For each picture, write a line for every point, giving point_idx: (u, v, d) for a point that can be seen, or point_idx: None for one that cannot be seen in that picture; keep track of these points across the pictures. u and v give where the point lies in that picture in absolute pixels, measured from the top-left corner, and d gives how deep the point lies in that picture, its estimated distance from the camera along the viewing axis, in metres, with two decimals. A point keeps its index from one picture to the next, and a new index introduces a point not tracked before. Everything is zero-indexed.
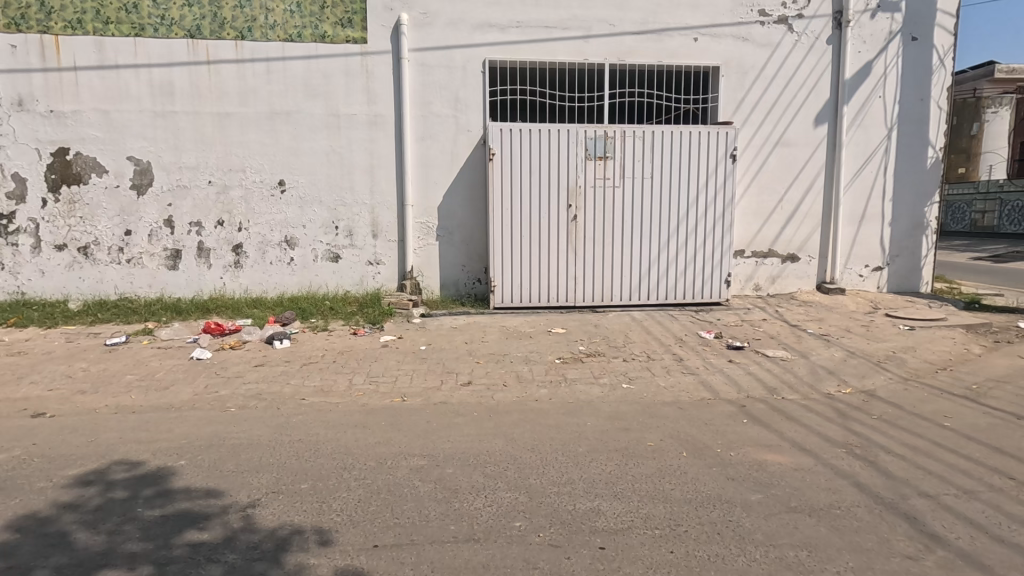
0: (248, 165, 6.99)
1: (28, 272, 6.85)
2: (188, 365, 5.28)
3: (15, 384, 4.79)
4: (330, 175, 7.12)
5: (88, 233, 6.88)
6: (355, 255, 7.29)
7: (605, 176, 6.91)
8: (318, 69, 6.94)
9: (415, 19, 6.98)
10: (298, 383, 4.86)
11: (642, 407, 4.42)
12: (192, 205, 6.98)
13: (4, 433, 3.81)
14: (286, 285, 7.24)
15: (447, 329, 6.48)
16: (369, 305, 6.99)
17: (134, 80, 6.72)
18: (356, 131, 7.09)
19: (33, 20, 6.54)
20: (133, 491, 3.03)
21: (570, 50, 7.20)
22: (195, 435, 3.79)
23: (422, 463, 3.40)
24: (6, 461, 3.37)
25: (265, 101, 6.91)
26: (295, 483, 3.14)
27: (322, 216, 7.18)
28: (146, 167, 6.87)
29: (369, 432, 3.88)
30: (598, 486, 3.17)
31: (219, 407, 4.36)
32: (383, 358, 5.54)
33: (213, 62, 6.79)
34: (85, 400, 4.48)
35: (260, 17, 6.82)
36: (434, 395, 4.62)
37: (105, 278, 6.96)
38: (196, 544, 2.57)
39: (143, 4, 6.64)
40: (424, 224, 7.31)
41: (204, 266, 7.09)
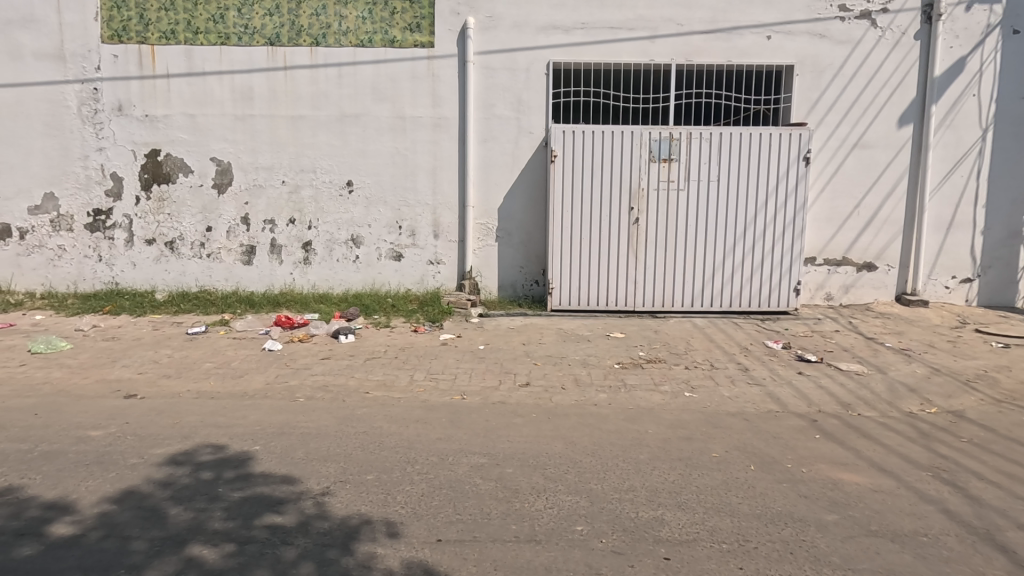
0: (319, 166, 7.29)
1: (121, 264, 7.41)
2: (260, 356, 5.55)
3: (109, 367, 5.20)
4: (395, 176, 7.32)
5: (174, 228, 7.37)
6: (416, 254, 7.45)
7: (669, 178, 6.76)
8: (386, 74, 7.15)
9: (481, 23, 7.08)
10: (362, 377, 5.01)
11: (705, 417, 4.28)
12: (266, 203, 7.36)
13: (100, 412, 4.14)
14: (350, 282, 7.50)
15: (504, 329, 6.52)
16: (429, 303, 7.14)
17: (218, 86, 7.15)
18: (421, 133, 7.25)
19: (133, 31, 7.08)
20: (214, 473, 3.21)
21: (635, 51, 7.09)
22: (267, 422, 3.98)
23: (482, 461, 3.43)
24: (103, 437, 3.66)
25: (336, 104, 7.19)
26: (361, 474, 3.24)
27: (387, 215, 7.39)
28: (226, 168, 7.29)
29: (430, 428, 3.95)
30: (660, 495, 3.10)
31: (289, 396, 4.56)
32: (442, 356, 5.63)
33: (290, 67, 7.13)
34: (170, 384, 4.81)
35: (334, 23, 7.09)
36: (493, 395, 4.66)
37: (187, 271, 7.44)
38: (272, 527, 2.69)
39: (228, 15, 7.07)
40: (485, 225, 7.39)
41: (276, 261, 7.44)
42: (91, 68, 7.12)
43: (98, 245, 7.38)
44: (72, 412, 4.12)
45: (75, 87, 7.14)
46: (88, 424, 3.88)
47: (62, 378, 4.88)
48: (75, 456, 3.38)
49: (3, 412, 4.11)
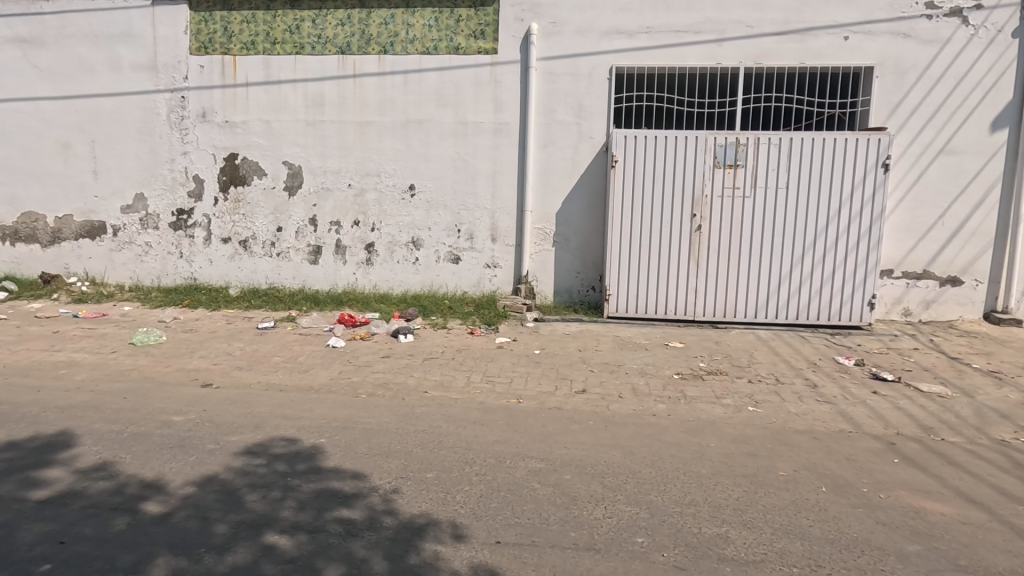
0: (383, 171, 7.52)
1: (200, 261, 7.90)
2: (324, 352, 5.76)
3: (189, 357, 5.55)
4: (455, 180, 7.45)
5: (248, 228, 7.78)
6: (474, 258, 7.55)
7: (734, 185, 6.55)
8: (450, 80, 7.30)
9: (545, 28, 7.11)
10: (421, 376, 5.11)
11: (771, 433, 4.11)
12: (333, 205, 7.65)
13: (181, 399, 4.41)
14: (409, 284, 7.68)
15: (560, 335, 6.49)
16: (485, 306, 7.21)
17: (292, 93, 7.52)
18: (482, 139, 7.35)
19: (217, 43, 7.55)
20: (284, 464, 3.36)
21: (702, 54, 6.93)
22: (331, 417, 4.12)
23: (539, 466, 3.42)
24: (185, 423, 3.91)
25: (401, 110, 7.40)
26: (421, 471, 3.30)
27: (446, 219, 7.53)
28: (297, 171, 7.63)
29: (487, 430, 3.98)
30: (724, 511, 2.99)
31: (352, 392, 4.71)
32: (498, 359, 5.66)
33: (359, 75, 7.40)
34: (243, 375, 5.07)
35: (401, 32, 7.31)
36: (549, 400, 4.64)
37: (258, 269, 7.83)
38: (338, 519, 2.79)
39: (303, 26, 7.41)
40: (542, 230, 7.40)
41: (340, 262, 7.72)
42: (180, 77, 7.64)
43: (180, 243, 7.89)
44: (155, 398, 4.42)
45: (166, 95, 7.69)
46: (171, 410, 4.15)
47: (147, 366, 5.25)
48: (160, 439, 3.62)
49: (96, 395, 4.45)
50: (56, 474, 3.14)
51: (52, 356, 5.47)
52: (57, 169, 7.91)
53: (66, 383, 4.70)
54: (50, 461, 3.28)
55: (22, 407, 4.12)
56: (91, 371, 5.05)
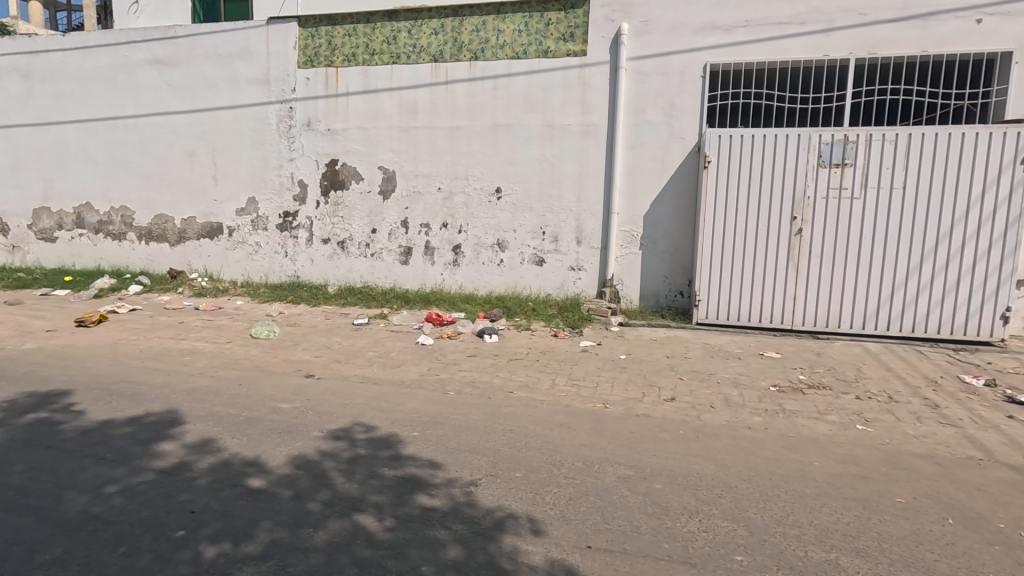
0: (471, 174, 7.71)
1: (302, 260, 8.48)
2: (415, 349, 5.99)
3: (293, 349, 5.97)
4: (541, 182, 7.48)
5: (345, 230, 8.26)
6: (558, 260, 7.54)
7: (841, 186, 6.09)
8: (539, 84, 7.34)
9: (635, 28, 6.97)
10: (506, 376, 5.18)
11: (884, 455, 3.76)
12: (423, 208, 7.95)
13: (286, 388, 4.75)
14: (494, 285, 7.80)
15: (646, 340, 6.33)
16: (568, 309, 7.18)
17: (388, 101, 7.89)
18: (569, 141, 7.33)
19: (322, 57, 8.09)
20: (377, 452, 3.52)
21: (806, 46, 6.51)
22: (422, 411, 4.27)
23: (628, 473, 3.35)
24: (290, 410, 4.20)
25: (490, 115, 7.55)
26: (509, 470, 3.33)
27: (532, 221, 7.58)
28: (391, 175, 8.00)
29: (573, 433, 3.95)
30: (832, 536, 2.78)
31: (441, 389, 4.86)
32: (583, 363, 5.61)
33: (450, 81, 7.62)
34: (340, 368, 5.38)
35: (492, 38, 7.46)
36: (636, 406, 4.54)
37: (354, 268, 8.29)
38: (428, 509, 2.87)
39: (400, 37, 7.76)
40: (628, 233, 7.26)
41: (429, 263, 8.00)
42: (289, 89, 8.24)
43: (285, 243, 8.52)
44: (264, 386, 4.78)
45: (276, 106, 8.32)
46: (279, 397, 4.48)
47: (257, 356, 5.70)
48: (270, 423, 3.92)
49: (214, 381, 4.88)
50: (183, 447, 3.48)
51: (178, 344, 6.08)
52: (184, 176, 8.79)
53: (190, 369, 5.21)
54: (178, 437, 3.64)
55: (154, 388, 4.61)
56: (210, 359, 5.56)
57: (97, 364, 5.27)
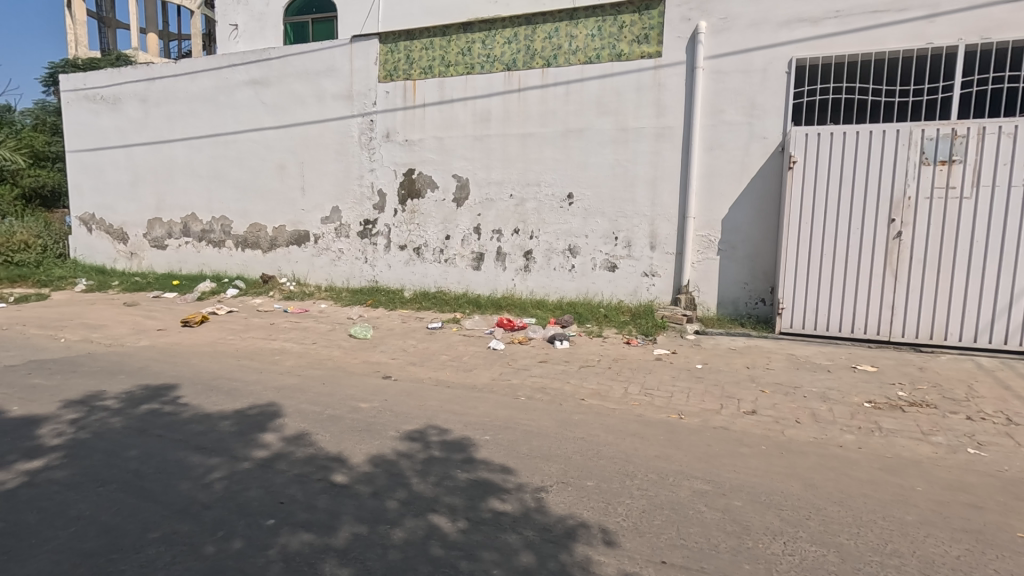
0: (543, 180, 7.74)
1: (381, 265, 8.85)
2: (487, 353, 6.07)
3: (372, 351, 6.24)
4: (614, 187, 7.38)
5: (421, 237, 8.54)
6: (631, 266, 7.40)
7: (947, 184, 5.56)
8: (612, 88, 7.26)
9: (714, 26, 6.74)
10: (578, 383, 5.13)
11: (1001, 483, 3.37)
12: (495, 215, 8.07)
13: (366, 388, 4.97)
14: (565, 291, 7.77)
15: (724, 349, 6.07)
16: (641, 315, 7.02)
17: (462, 110, 8.09)
18: (643, 144, 7.19)
19: (401, 70, 8.43)
20: (450, 454, 3.59)
21: (905, 35, 6.03)
22: (493, 416, 4.32)
23: (706, 488, 3.21)
24: (369, 409, 4.39)
25: (562, 121, 7.55)
26: (581, 478, 3.30)
27: (604, 226, 7.49)
28: (465, 183, 8.19)
29: (647, 444, 3.85)
30: (940, 570, 2.52)
31: (513, 394, 4.89)
32: (657, 371, 5.46)
33: (523, 89, 7.70)
34: (416, 370, 5.56)
35: (564, 44, 7.47)
36: (714, 418, 4.35)
37: (429, 274, 8.55)
38: (500, 513, 2.90)
39: (474, 48, 7.95)
40: (706, 238, 7.00)
41: (501, 268, 8.10)
42: (370, 103, 8.65)
43: (365, 249, 8.93)
44: (345, 386, 5.03)
45: (358, 120, 8.76)
46: (359, 397, 4.69)
47: (340, 357, 6.01)
48: (351, 422, 4.11)
49: (300, 379, 5.19)
50: (274, 440, 3.73)
51: (269, 344, 6.52)
52: (275, 187, 9.43)
53: (280, 367, 5.56)
54: (269, 431, 3.89)
55: (247, 385, 4.96)
56: (297, 358, 5.92)
57: (200, 361, 5.75)
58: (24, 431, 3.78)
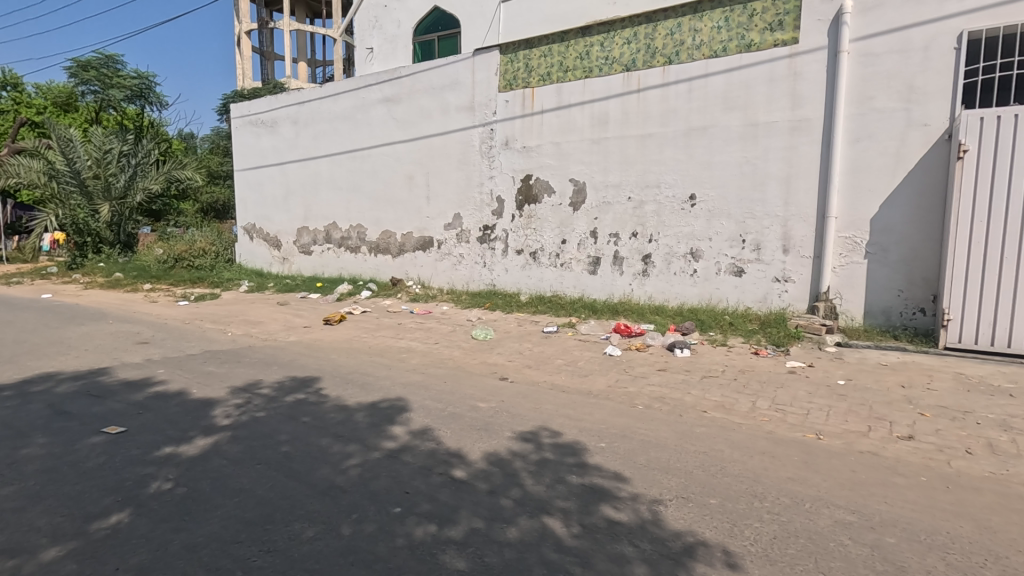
0: (663, 181, 7.47)
1: (499, 269, 9.11)
2: (603, 359, 5.98)
3: (490, 352, 6.43)
4: (742, 187, 6.92)
5: (537, 241, 8.66)
6: (760, 271, 6.89)
7: None
8: (740, 81, 6.81)
9: (862, 3, 6.06)
10: (700, 395, 4.86)
11: None
12: (613, 218, 7.94)
13: (484, 388, 5.13)
14: (686, 296, 7.43)
15: (873, 365, 5.41)
16: (772, 324, 6.50)
17: (580, 114, 8.08)
18: (776, 139, 6.65)
19: (520, 79, 8.63)
20: (564, 458, 3.59)
21: None
22: (609, 423, 4.24)
23: (849, 519, 2.88)
24: (487, 409, 4.52)
25: (684, 119, 7.23)
26: (703, 495, 3.12)
27: (730, 228, 7.05)
28: (581, 187, 8.17)
29: (779, 464, 3.53)
30: None
31: (629, 401, 4.77)
32: (790, 386, 5.01)
33: (642, 89, 7.50)
34: (531, 373, 5.63)
35: (688, 39, 7.17)
36: (860, 441, 3.89)
37: (545, 278, 8.64)
38: (614, 521, 2.83)
39: (593, 51, 7.91)
40: (850, 239, 6.31)
41: (617, 273, 7.95)
42: (490, 112, 8.95)
43: (484, 254, 9.24)
44: (465, 385, 5.24)
45: (479, 129, 9.10)
46: (478, 397, 4.86)
47: (460, 357, 6.27)
48: (470, 420, 4.27)
49: (423, 377, 5.49)
50: (401, 433, 3.99)
51: (397, 343, 6.99)
52: (404, 196, 10.11)
53: (406, 365, 5.94)
54: (397, 423, 4.17)
55: (377, 380, 5.35)
56: (421, 357, 6.28)
57: (339, 357, 6.31)
58: (202, 411, 4.42)
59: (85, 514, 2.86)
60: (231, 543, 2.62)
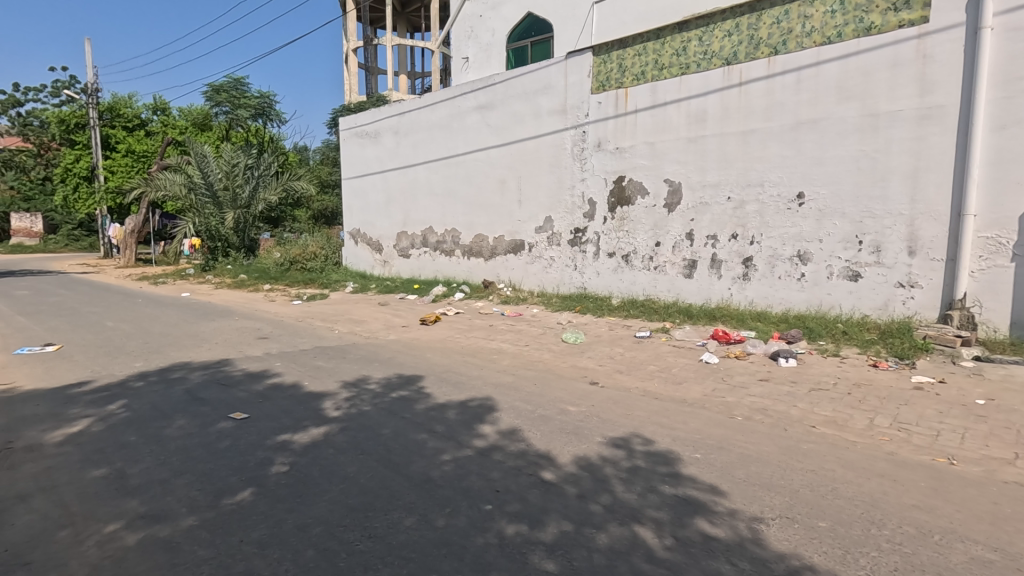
0: (766, 180, 7.04)
1: (590, 273, 9.03)
2: (698, 367, 5.72)
3: (580, 356, 6.39)
4: (858, 184, 6.34)
5: (630, 244, 8.48)
6: (880, 275, 6.27)
7: None
8: (857, 67, 6.24)
9: None
10: (807, 408, 4.51)
11: None
12: (710, 219, 7.60)
13: (574, 392, 5.10)
14: (793, 302, 6.94)
15: (1021, 383, 4.73)
16: (893, 334, 5.89)
17: (676, 113, 7.82)
18: (900, 129, 6.02)
19: (613, 80, 8.52)
20: (656, 466, 3.48)
21: None
22: (705, 433, 4.05)
23: (989, 557, 2.54)
24: (577, 413, 4.49)
25: (792, 112, 6.76)
26: (810, 517, 2.89)
27: (845, 229, 6.48)
28: (677, 188, 7.89)
29: (901, 489, 3.19)
30: None
31: (728, 412, 4.53)
32: (917, 403, 4.50)
33: (744, 83, 7.12)
34: (622, 379, 5.53)
35: (796, 26, 6.71)
36: (1003, 470, 3.42)
37: (637, 282, 8.44)
38: (710, 536, 2.70)
39: (690, 46, 7.64)
40: (992, 240, 5.56)
41: (715, 276, 7.60)
42: (583, 115, 8.91)
43: (575, 257, 9.21)
44: (555, 388, 5.24)
45: (571, 132, 9.09)
46: (568, 400, 4.84)
47: (550, 360, 6.29)
48: (560, 423, 4.27)
49: (514, 378, 5.57)
50: (492, 432, 4.07)
51: (489, 344, 7.15)
52: (497, 201, 10.32)
53: (497, 366, 6.06)
54: (488, 423, 4.26)
55: (470, 379, 5.51)
56: (512, 359, 6.37)
57: (434, 356, 6.57)
58: (313, 402, 4.79)
59: (215, 490, 3.21)
60: (337, 526, 2.82)
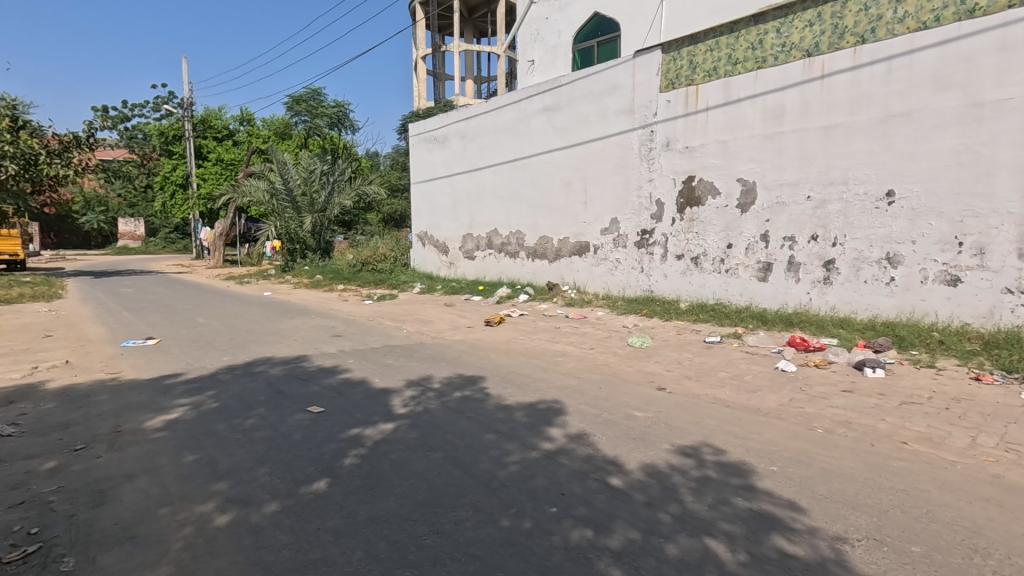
0: (851, 177, 6.60)
1: (657, 275, 8.82)
2: (774, 375, 5.45)
3: (646, 360, 6.25)
4: (958, 180, 5.82)
5: (700, 245, 8.21)
6: (984, 280, 5.72)
7: None
8: (958, 53, 5.73)
9: None
10: (897, 423, 4.18)
11: None
12: (788, 220, 7.22)
13: (640, 397, 4.99)
14: (880, 308, 6.48)
15: None
16: (1000, 345, 5.36)
17: (751, 109, 7.50)
18: (1009, 120, 5.46)
19: (683, 77, 8.28)
20: (728, 478, 3.34)
21: None
22: (782, 445, 3.85)
23: None
24: (644, 419, 4.39)
25: (881, 104, 6.31)
26: (902, 540, 2.68)
27: (942, 229, 5.96)
28: (751, 187, 7.56)
29: (1009, 516, 2.90)
30: None
31: (807, 424, 4.27)
32: None
33: (827, 75, 6.72)
34: (691, 385, 5.35)
35: (886, 12, 6.25)
36: None
37: (707, 285, 8.16)
38: (788, 554, 2.56)
39: (767, 39, 7.32)
40: None
41: (793, 280, 7.22)
42: (651, 114, 8.72)
43: (642, 259, 9.02)
44: (621, 393, 5.15)
45: (639, 132, 8.92)
46: (634, 406, 4.74)
47: (615, 364, 6.19)
48: (626, 428, 4.19)
49: (578, 381, 5.52)
50: (557, 435, 4.05)
51: (553, 346, 7.13)
52: (562, 203, 10.29)
53: (561, 369, 6.03)
54: (553, 425, 4.25)
55: (534, 381, 5.52)
56: (576, 362, 6.33)
57: (499, 357, 6.64)
58: (383, 399, 4.96)
59: (295, 479, 3.39)
60: (406, 520, 2.90)
